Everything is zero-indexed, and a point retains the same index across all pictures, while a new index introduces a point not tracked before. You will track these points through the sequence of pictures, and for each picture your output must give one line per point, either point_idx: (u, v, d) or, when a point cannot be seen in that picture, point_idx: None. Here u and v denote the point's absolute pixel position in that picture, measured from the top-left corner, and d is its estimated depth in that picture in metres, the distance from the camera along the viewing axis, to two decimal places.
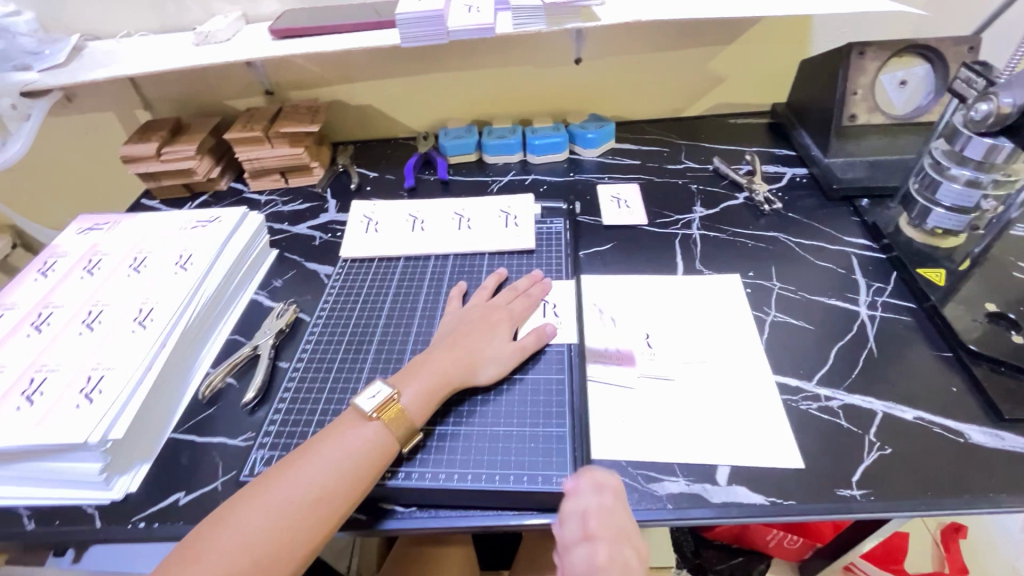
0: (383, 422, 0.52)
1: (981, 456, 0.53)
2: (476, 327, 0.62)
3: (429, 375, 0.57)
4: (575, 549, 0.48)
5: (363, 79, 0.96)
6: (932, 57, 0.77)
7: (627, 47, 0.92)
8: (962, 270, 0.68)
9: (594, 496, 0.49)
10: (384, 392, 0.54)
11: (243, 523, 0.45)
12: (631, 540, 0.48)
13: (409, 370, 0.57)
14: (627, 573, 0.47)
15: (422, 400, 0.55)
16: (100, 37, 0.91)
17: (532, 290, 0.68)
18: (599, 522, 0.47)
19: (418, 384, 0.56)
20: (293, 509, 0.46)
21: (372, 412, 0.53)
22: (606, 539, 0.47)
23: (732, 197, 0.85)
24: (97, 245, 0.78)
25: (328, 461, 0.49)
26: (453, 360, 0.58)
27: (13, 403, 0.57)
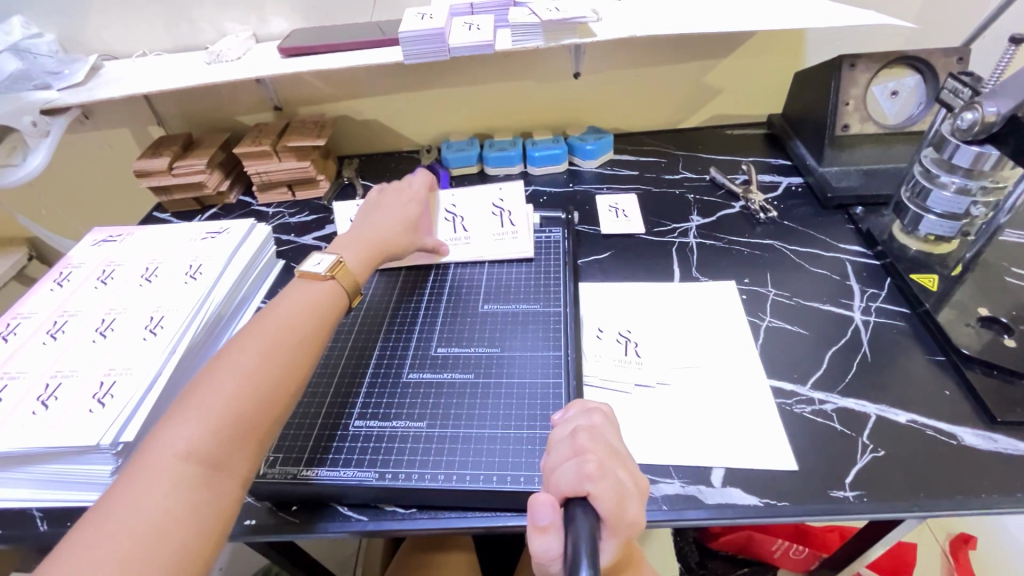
0: (335, 279, 0.60)
1: (974, 457, 0.53)
2: (391, 205, 0.73)
3: (363, 239, 0.67)
4: (562, 464, 0.40)
5: (368, 95, 0.99)
6: (922, 68, 0.79)
7: (624, 61, 0.95)
8: (954, 275, 0.69)
9: (585, 417, 0.45)
10: (327, 260, 0.62)
11: (199, 402, 0.46)
12: (626, 465, 0.41)
13: (347, 239, 0.67)
14: (623, 492, 0.38)
15: (360, 260, 0.65)
16: (116, 56, 0.95)
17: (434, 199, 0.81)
18: (589, 435, 0.41)
19: (357, 247, 0.66)
20: (253, 385, 0.49)
21: (325, 272, 0.60)
22: (598, 453, 0.40)
23: (728, 206, 0.87)
24: (110, 256, 0.81)
25: (258, 350, 0.51)
26: (394, 215, 0.72)
27: (29, 407, 0.60)
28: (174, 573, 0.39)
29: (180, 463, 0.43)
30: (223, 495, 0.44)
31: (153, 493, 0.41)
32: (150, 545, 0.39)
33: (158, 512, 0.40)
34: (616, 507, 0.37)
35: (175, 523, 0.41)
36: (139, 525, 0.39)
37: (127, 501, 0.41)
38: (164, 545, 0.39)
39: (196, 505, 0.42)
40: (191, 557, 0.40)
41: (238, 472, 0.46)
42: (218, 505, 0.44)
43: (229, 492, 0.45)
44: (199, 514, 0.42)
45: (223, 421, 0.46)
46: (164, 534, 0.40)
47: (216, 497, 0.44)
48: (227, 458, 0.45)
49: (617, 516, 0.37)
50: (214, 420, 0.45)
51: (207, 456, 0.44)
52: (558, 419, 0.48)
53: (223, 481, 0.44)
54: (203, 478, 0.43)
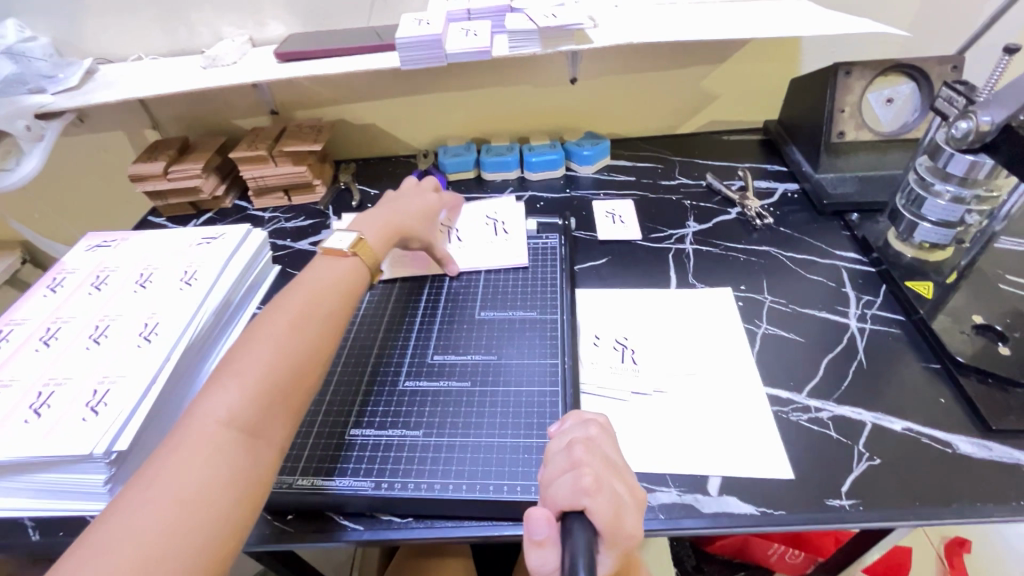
0: (358, 256, 0.63)
1: (968, 465, 0.53)
2: (410, 198, 0.77)
3: (386, 222, 0.70)
4: (559, 477, 0.39)
5: (365, 100, 0.99)
6: (916, 75, 0.79)
7: (621, 67, 0.95)
8: (949, 283, 0.69)
9: (581, 429, 0.45)
10: (350, 237, 0.65)
11: (237, 373, 0.48)
12: (623, 477, 0.41)
13: (369, 218, 0.70)
14: (620, 505, 0.38)
15: (380, 239, 0.68)
16: (112, 60, 0.94)
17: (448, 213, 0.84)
18: (586, 447, 0.41)
19: (378, 227, 0.69)
20: (287, 358, 0.51)
21: (348, 249, 0.63)
22: (594, 466, 0.40)
23: (725, 212, 0.87)
24: (105, 262, 0.80)
25: (291, 324, 0.53)
26: (411, 208, 0.75)
27: (22, 415, 0.59)
28: (219, 531, 0.41)
29: (222, 428, 0.45)
30: (262, 460, 0.46)
31: (197, 455, 0.43)
32: (194, 504, 0.41)
33: (202, 473, 0.42)
34: (613, 521, 0.37)
35: (219, 485, 0.42)
36: (186, 483, 0.41)
37: (172, 461, 0.42)
38: (211, 505, 0.41)
39: (238, 467, 0.44)
40: (235, 518, 0.42)
41: (275, 441, 0.48)
42: (257, 470, 0.46)
43: (266, 458, 0.47)
44: (241, 477, 0.44)
45: (262, 390, 0.48)
46: (209, 493, 0.42)
47: (254, 462, 0.45)
48: (263, 426, 0.47)
49: (613, 530, 0.36)
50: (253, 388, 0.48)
51: (247, 423, 0.46)
52: (555, 430, 0.48)
53: (261, 448, 0.46)
54: (243, 443, 0.45)
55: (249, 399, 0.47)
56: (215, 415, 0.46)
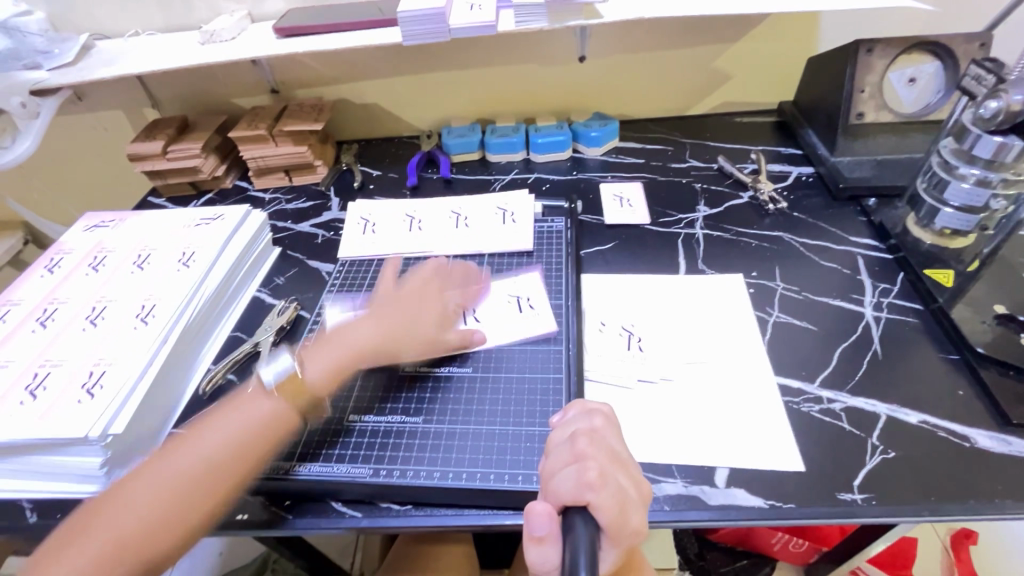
0: (284, 397, 0.54)
1: (987, 460, 0.52)
2: (390, 318, 0.62)
3: (338, 350, 0.58)
4: (561, 469, 0.38)
5: (367, 78, 0.97)
6: (942, 53, 0.76)
7: (632, 44, 0.92)
8: (970, 271, 0.67)
9: (586, 418, 0.44)
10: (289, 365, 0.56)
11: (195, 442, 0.50)
12: (627, 470, 0.39)
13: (321, 343, 0.59)
14: (624, 500, 0.36)
15: (328, 374, 0.56)
16: (108, 36, 0.92)
17: (467, 292, 0.69)
18: (590, 439, 0.40)
19: (325, 358, 0.57)
20: (244, 437, 0.51)
21: (268, 389, 0.54)
22: (598, 459, 0.38)
23: (737, 196, 0.84)
24: (102, 242, 0.79)
25: (223, 432, 0.51)
26: (380, 330, 0.60)
27: (17, 397, 0.58)
28: None
29: (159, 494, 0.47)
30: (181, 533, 0.47)
31: (131, 511, 0.46)
32: None
33: (124, 529, 0.46)
34: (617, 517, 0.35)
35: (132, 544, 0.45)
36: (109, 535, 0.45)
37: (112, 507, 0.47)
38: None
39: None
40: None
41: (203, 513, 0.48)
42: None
43: (187, 531, 0.48)
44: (157, 541, 0.46)
45: (155, 511, 0.47)
46: (122, 549, 0.45)
47: (178, 530, 0.47)
48: (197, 501, 0.48)
49: (618, 526, 0.35)
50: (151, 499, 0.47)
51: (181, 493, 0.48)
52: (558, 419, 0.47)
53: (187, 519, 0.48)
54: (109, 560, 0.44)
55: (150, 512, 0.47)
56: (105, 531, 0.45)
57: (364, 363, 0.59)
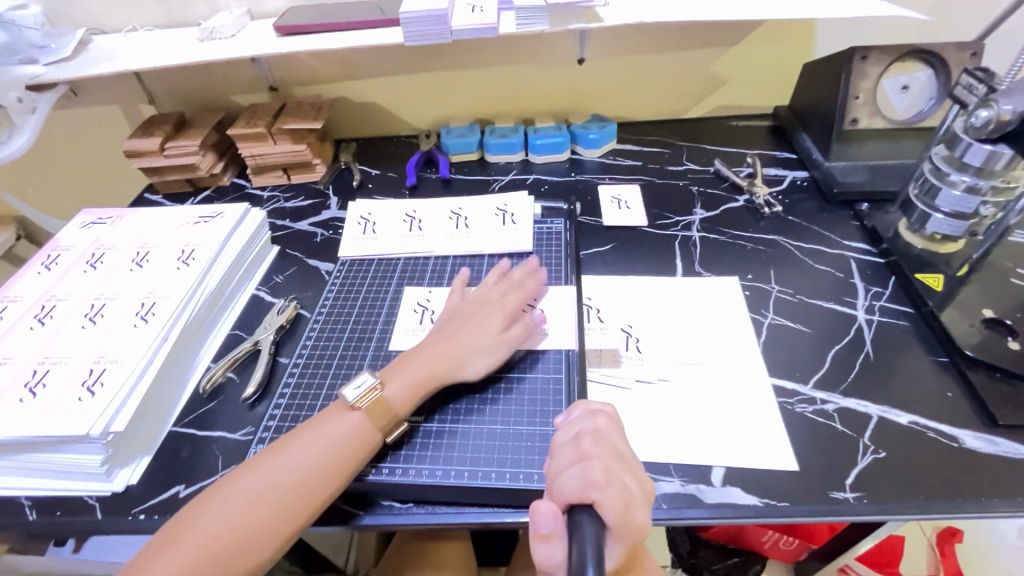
0: (365, 412, 0.53)
1: (975, 460, 0.53)
2: (460, 334, 0.61)
3: (415, 368, 0.57)
4: (567, 470, 0.39)
5: (367, 77, 0.97)
6: (935, 61, 0.77)
7: (630, 48, 0.92)
8: (959, 275, 0.68)
9: (589, 420, 0.45)
10: (369, 382, 0.55)
11: (287, 453, 0.50)
12: (631, 470, 0.40)
13: (397, 362, 0.58)
14: (629, 498, 0.37)
15: (406, 392, 0.56)
16: (105, 31, 0.92)
17: (527, 283, 0.67)
18: (593, 441, 0.41)
19: (404, 377, 0.57)
20: (334, 449, 0.51)
21: (355, 403, 0.54)
22: (603, 459, 0.40)
23: (732, 199, 0.86)
24: (100, 239, 0.79)
25: (301, 455, 0.50)
26: (453, 348, 0.59)
27: (17, 394, 0.58)
28: None
29: (250, 502, 0.47)
30: (271, 541, 0.47)
31: (220, 516, 0.46)
32: None
33: (215, 535, 0.45)
34: (622, 515, 0.36)
35: (224, 550, 0.45)
36: (202, 540, 0.45)
37: (204, 512, 0.47)
38: None
39: None
40: None
41: (293, 524, 0.48)
42: None
43: (278, 540, 0.47)
44: (247, 549, 0.46)
45: (236, 530, 0.46)
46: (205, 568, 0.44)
47: (269, 538, 0.47)
48: (287, 512, 0.48)
49: (623, 523, 0.36)
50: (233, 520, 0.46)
51: (273, 503, 0.48)
52: (561, 421, 0.47)
53: (277, 528, 0.47)
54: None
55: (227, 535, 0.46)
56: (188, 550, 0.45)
57: (441, 380, 0.58)
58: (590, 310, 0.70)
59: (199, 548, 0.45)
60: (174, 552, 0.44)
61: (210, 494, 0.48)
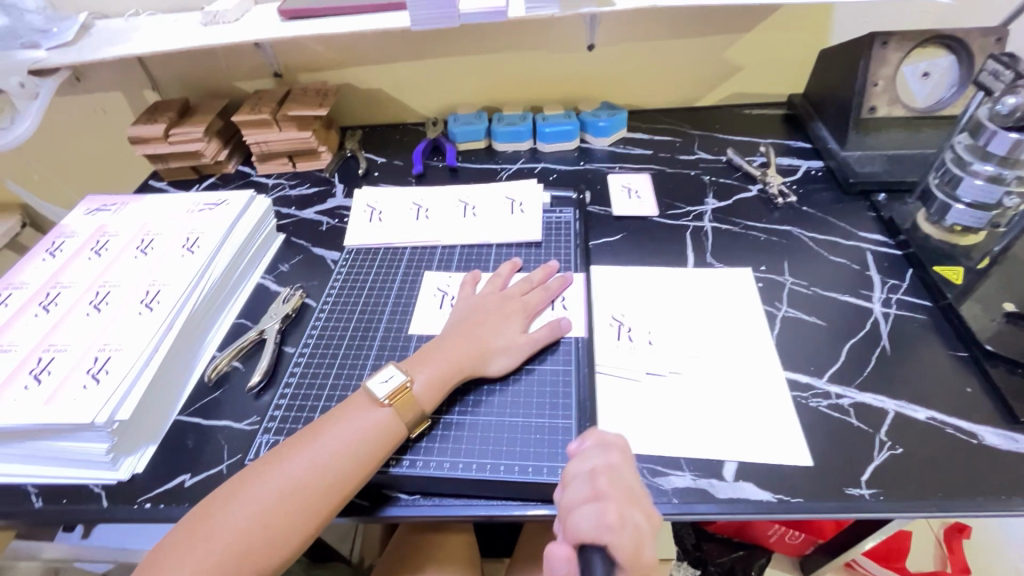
0: (393, 408, 0.53)
1: (995, 458, 0.52)
2: (488, 330, 0.61)
3: (442, 361, 0.57)
4: (580, 509, 0.41)
5: (372, 63, 0.95)
6: (957, 47, 0.75)
7: (642, 33, 0.90)
8: (980, 268, 0.67)
9: (602, 454, 0.46)
10: (398, 377, 0.55)
11: (311, 447, 0.49)
12: (643, 507, 0.42)
13: (423, 355, 0.58)
14: (642, 539, 0.39)
15: (433, 386, 0.55)
16: (108, 15, 0.90)
17: (549, 283, 0.68)
18: (609, 480, 0.43)
19: (430, 370, 0.56)
20: (359, 445, 0.50)
21: (385, 399, 0.53)
22: (616, 499, 0.42)
23: (745, 189, 0.84)
24: (105, 226, 0.78)
25: (330, 449, 0.49)
26: (480, 344, 0.59)
27: (22, 382, 0.58)
28: None
29: (276, 497, 0.46)
30: (297, 537, 0.46)
31: (246, 512, 0.45)
32: None
33: (242, 531, 0.45)
34: (635, 557, 0.38)
35: (251, 545, 0.44)
36: (228, 535, 0.44)
37: (231, 504, 0.46)
38: None
39: None
40: None
41: (318, 518, 0.47)
42: None
43: (304, 535, 0.47)
44: (275, 544, 0.45)
45: (265, 522, 0.45)
46: (236, 560, 0.44)
47: (295, 534, 0.46)
48: (313, 509, 0.47)
49: (636, 566, 0.38)
50: (261, 514, 0.46)
51: (299, 499, 0.47)
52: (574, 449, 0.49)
53: (303, 524, 0.47)
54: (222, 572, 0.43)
55: (257, 529, 0.45)
56: (218, 543, 0.44)
57: (464, 376, 0.58)
58: (608, 297, 0.69)
59: (231, 539, 0.44)
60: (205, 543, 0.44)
61: (232, 487, 0.47)
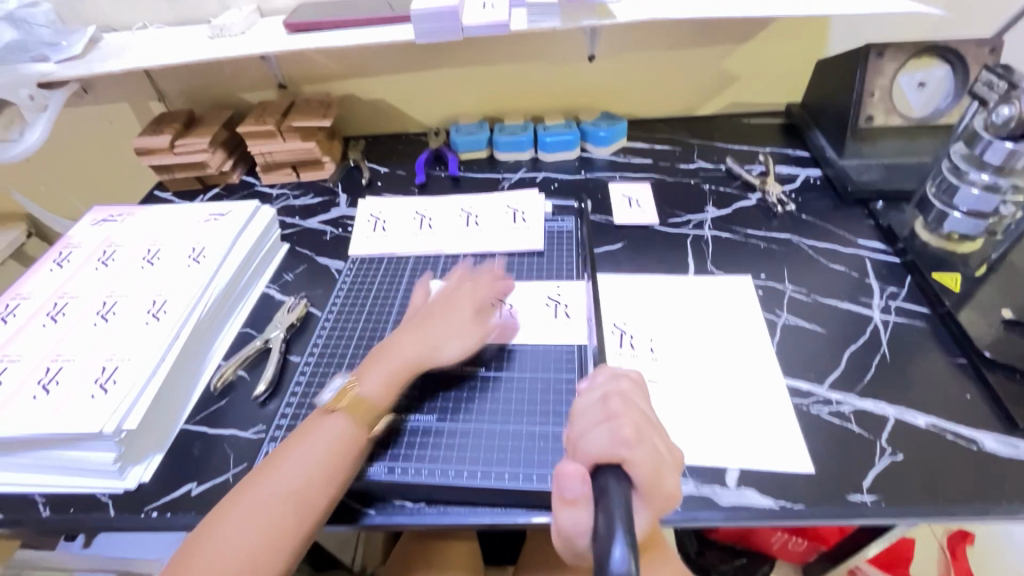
0: (346, 412, 0.54)
1: (994, 464, 0.52)
2: (437, 325, 0.62)
3: (386, 361, 0.58)
4: (594, 429, 0.40)
5: (376, 74, 0.96)
6: (953, 59, 0.77)
7: (642, 44, 0.92)
8: (978, 275, 0.68)
9: (614, 383, 0.46)
10: (342, 385, 0.57)
11: (303, 448, 0.51)
12: (659, 432, 0.42)
13: (370, 358, 0.59)
14: (658, 461, 0.38)
15: (384, 386, 0.56)
16: (115, 28, 0.92)
17: (489, 279, 0.68)
18: (622, 403, 0.42)
19: (378, 372, 0.57)
20: (334, 451, 0.51)
21: (335, 405, 0.54)
22: (632, 419, 0.41)
23: (745, 198, 0.85)
24: (112, 236, 0.79)
25: (320, 447, 0.51)
26: (427, 337, 0.60)
27: (30, 392, 0.58)
28: None
29: (259, 511, 0.47)
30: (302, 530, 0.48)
31: (249, 514, 0.47)
32: None
33: (231, 548, 0.45)
34: (652, 474, 0.37)
35: (260, 545, 0.46)
36: (216, 553, 0.45)
37: (234, 510, 0.47)
38: None
39: None
40: None
41: (319, 511, 0.49)
42: None
43: (308, 528, 0.48)
44: (283, 540, 0.46)
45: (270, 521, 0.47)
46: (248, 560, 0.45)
47: (286, 543, 0.47)
48: (312, 502, 0.49)
49: (653, 482, 0.37)
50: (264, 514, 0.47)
51: (297, 495, 0.48)
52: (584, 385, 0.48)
53: (291, 531, 0.47)
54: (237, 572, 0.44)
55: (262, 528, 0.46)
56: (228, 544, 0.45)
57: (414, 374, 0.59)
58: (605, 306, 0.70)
59: (239, 541, 0.45)
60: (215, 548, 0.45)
61: (234, 495, 0.49)
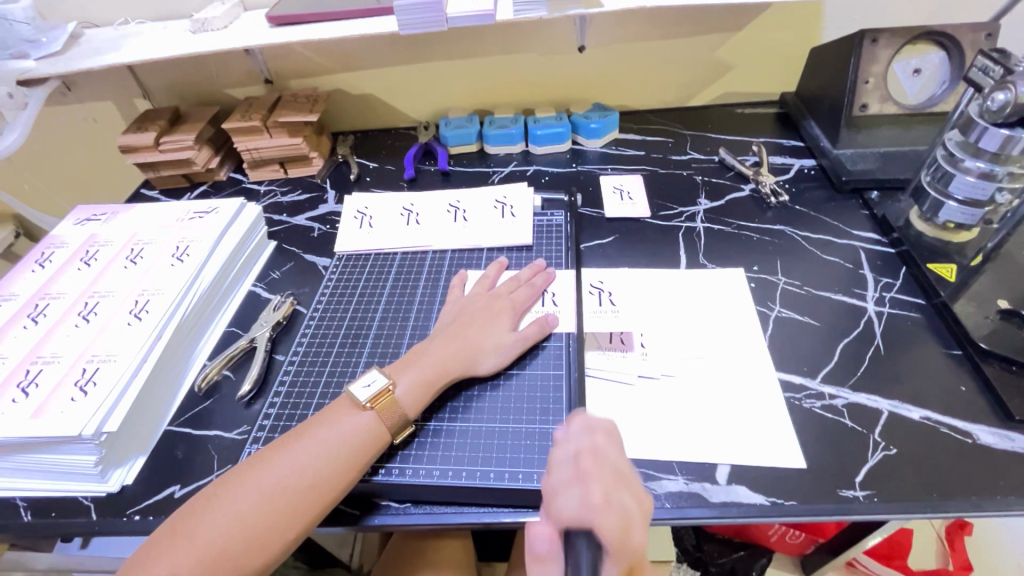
0: (377, 412, 0.52)
1: (989, 457, 0.51)
2: (479, 331, 0.60)
3: (427, 364, 0.57)
4: (564, 492, 0.39)
5: (363, 69, 0.95)
6: (948, 45, 0.75)
7: (633, 34, 0.90)
8: (973, 265, 0.66)
9: (586, 428, 0.44)
10: (380, 382, 0.54)
11: (324, 433, 0.51)
12: (629, 487, 0.40)
13: (408, 360, 0.58)
14: (628, 520, 0.37)
15: (417, 391, 0.55)
16: (97, 25, 0.90)
17: (535, 280, 0.68)
18: (592, 459, 0.41)
19: (413, 375, 0.56)
20: (350, 447, 0.50)
21: (365, 402, 0.53)
22: (602, 477, 0.39)
23: (738, 188, 0.84)
24: (95, 236, 0.78)
25: (342, 435, 0.51)
26: (469, 345, 0.59)
27: (9, 395, 0.57)
28: None
29: (258, 498, 0.46)
30: (305, 516, 0.47)
31: (258, 487, 0.47)
32: None
33: (228, 521, 0.45)
34: (621, 539, 0.36)
35: (262, 519, 0.45)
36: (209, 535, 0.44)
37: (247, 479, 0.47)
38: None
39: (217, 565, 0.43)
40: None
41: (325, 501, 0.48)
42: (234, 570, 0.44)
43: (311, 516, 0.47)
44: (284, 518, 0.46)
45: (278, 498, 0.46)
46: (246, 532, 0.45)
47: (277, 532, 0.46)
48: (323, 490, 0.48)
49: (621, 547, 0.36)
50: (273, 490, 0.47)
51: (309, 479, 0.48)
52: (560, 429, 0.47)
53: (283, 528, 0.46)
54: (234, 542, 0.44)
55: (269, 503, 0.46)
56: (232, 512, 0.45)
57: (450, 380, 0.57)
58: (599, 293, 0.70)
59: (243, 512, 0.45)
60: (218, 512, 0.45)
61: (253, 463, 0.49)
